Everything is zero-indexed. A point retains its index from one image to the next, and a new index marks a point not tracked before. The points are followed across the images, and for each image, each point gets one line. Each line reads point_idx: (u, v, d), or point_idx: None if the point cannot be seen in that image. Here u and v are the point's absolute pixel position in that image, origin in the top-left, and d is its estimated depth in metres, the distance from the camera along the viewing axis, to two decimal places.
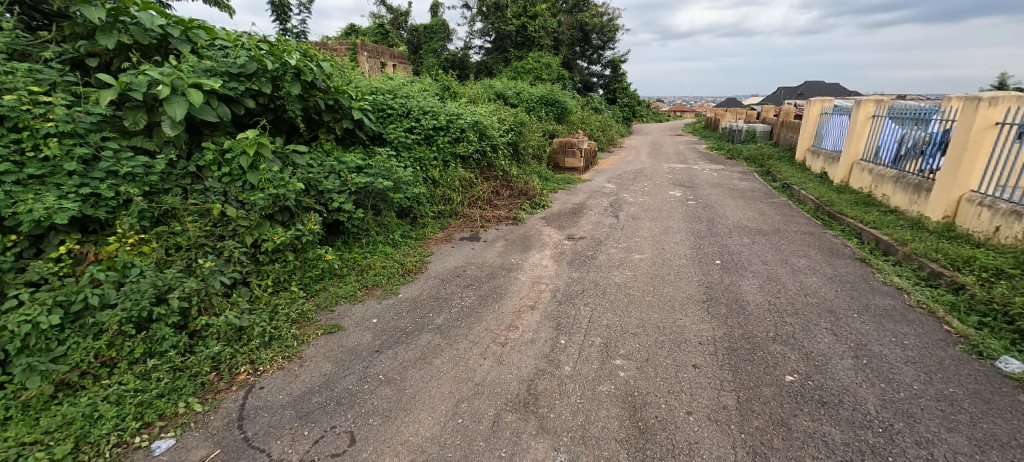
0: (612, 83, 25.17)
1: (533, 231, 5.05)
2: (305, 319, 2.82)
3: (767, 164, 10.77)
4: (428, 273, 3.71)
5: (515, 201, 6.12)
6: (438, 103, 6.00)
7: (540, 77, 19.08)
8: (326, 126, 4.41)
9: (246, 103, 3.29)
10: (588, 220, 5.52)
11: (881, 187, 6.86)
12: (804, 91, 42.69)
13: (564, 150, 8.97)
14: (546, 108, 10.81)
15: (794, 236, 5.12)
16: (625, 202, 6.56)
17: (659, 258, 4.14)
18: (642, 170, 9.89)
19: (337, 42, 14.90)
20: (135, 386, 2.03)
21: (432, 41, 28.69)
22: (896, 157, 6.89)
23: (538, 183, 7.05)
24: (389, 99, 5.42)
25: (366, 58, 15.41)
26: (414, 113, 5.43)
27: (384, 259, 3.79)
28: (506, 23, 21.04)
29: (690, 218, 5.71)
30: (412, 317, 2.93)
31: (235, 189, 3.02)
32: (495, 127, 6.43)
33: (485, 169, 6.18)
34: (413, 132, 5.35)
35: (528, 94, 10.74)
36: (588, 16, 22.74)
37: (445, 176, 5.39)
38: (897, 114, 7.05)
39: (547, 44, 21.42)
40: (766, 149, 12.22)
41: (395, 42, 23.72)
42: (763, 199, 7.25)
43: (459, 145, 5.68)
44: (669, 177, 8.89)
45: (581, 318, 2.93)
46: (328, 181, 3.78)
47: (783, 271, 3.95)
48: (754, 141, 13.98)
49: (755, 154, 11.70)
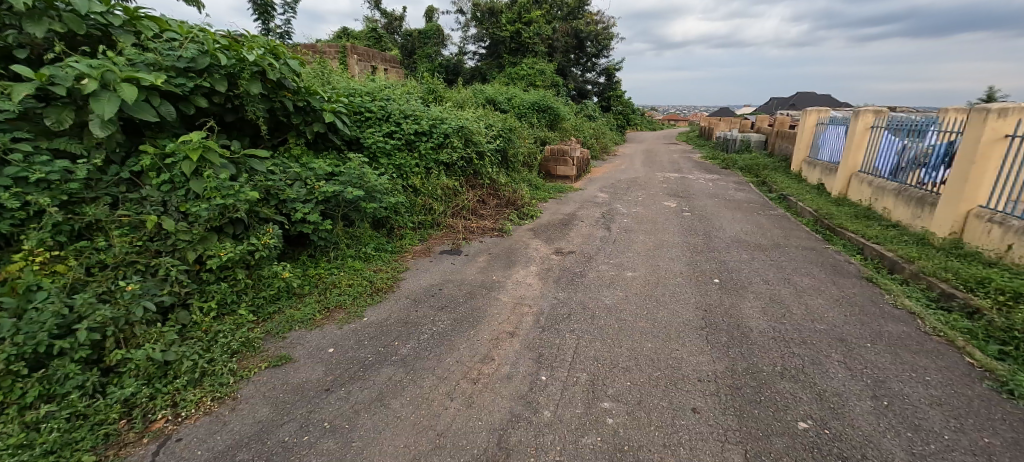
0: (607, 91, 25.06)
1: (519, 244, 4.72)
2: (249, 349, 2.46)
3: (762, 174, 10.56)
4: (399, 292, 3.35)
5: (502, 211, 5.80)
6: (421, 107, 5.68)
7: (534, 83, 18.92)
8: (296, 130, 4.07)
9: (196, 102, 2.96)
10: (578, 232, 5.21)
11: (881, 200, 6.62)
12: (797, 102, 42.96)
13: (556, 158, 8.72)
14: (538, 114, 10.56)
15: (795, 252, 4.84)
16: (618, 213, 6.26)
17: (653, 276, 3.83)
18: (636, 179, 9.67)
19: (327, 45, 14.61)
20: (18, 440, 1.65)
21: (426, 47, 28.54)
22: (896, 169, 6.68)
23: (527, 192, 6.74)
24: (367, 101, 5.08)
25: (357, 62, 15.14)
26: (394, 117, 5.10)
27: (352, 276, 3.44)
28: (500, 29, 20.89)
29: (686, 230, 5.42)
30: (374, 347, 2.58)
31: (177, 198, 2.67)
32: (482, 134, 6.12)
33: (471, 177, 5.85)
34: (392, 137, 5.02)
35: (520, 100, 10.48)
36: (582, 23, 22.65)
37: (427, 184, 5.06)
38: (897, 125, 6.84)
39: (541, 51, 21.28)
40: (761, 159, 12.04)
41: (389, 46, 23.49)
42: (761, 211, 6.99)
43: (442, 151, 5.35)
44: (663, 186, 8.63)
45: (565, 348, 2.60)
46: (292, 189, 3.44)
47: (786, 292, 3.66)
48: (748, 150, 13.82)
49: (750, 164, 11.49)
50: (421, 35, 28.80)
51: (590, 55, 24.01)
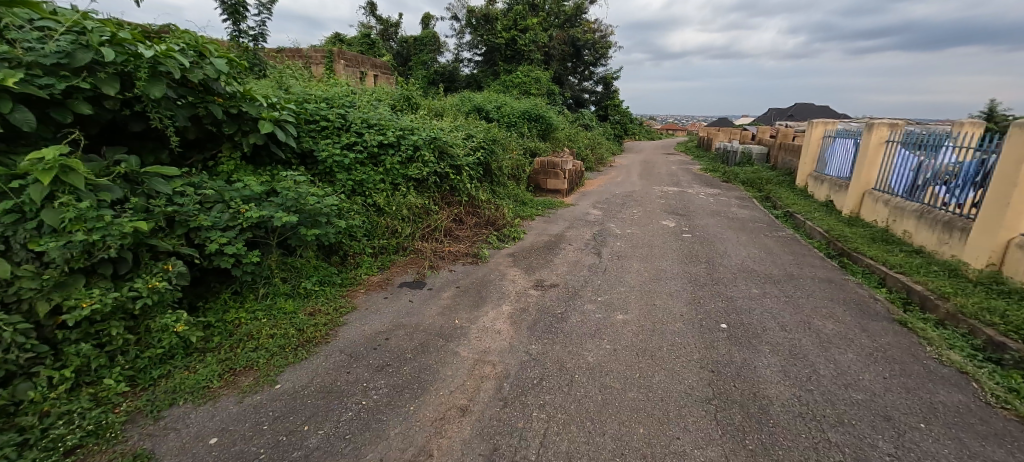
0: (604, 100, 24.62)
1: (494, 274, 4.09)
2: (104, 438, 1.86)
3: (766, 189, 9.99)
4: (334, 344, 2.71)
5: (480, 232, 5.18)
6: (390, 115, 5.08)
7: (529, 92, 18.44)
8: (230, 141, 3.54)
9: (76, 109, 2.38)
10: (564, 258, 4.59)
11: (900, 222, 6.02)
12: (796, 113, 42.54)
13: (546, 171, 8.15)
14: (529, 124, 9.99)
15: (811, 284, 4.24)
16: (611, 235, 5.65)
17: (648, 319, 3.21)
18: (632, 193, 9.08)
19: (313, 50, 14.09)
20: None
21: (422, 54, 28.15)
22: (913, 188, 6.12)
23: (511, 209, 6.13)
24: (325, 108, 4.48)
25: (345, 68, 14.63)
26: (356, 126, 4.49)
27: (279, 322, 2.82)
28: (495, 36, 20.45)
29: (686, 257, 4.81)
30: (275, 435, 1.94)
31: (25, 232, 2.04)
32: (460, 145, 5.51)
33: (446, 193, 5.23)
34: (353, 149, 4.41)
35: (510, 109, 9.91)
36: (579, 31, 22.23)
37: (392, 203, 4.44)
38: (914, 140, 6.28)
39: (537, 59, 20.83)
40: (764, 172, 11.48)
41: (382, 53, 23.05)
42: (767, 231, 6.40)
43: (411, 165, 4.74)
44: (661, 202, 8.05)
45: (529, 437, 1.96)
46: (207, 215, 2.83)
47: (808, 343, 3.03)
48: (750, 163, 13.26)
49: (753, 178, 10.92)
50: (417, 42, 28.40)
51: (588, 63, 23.58)
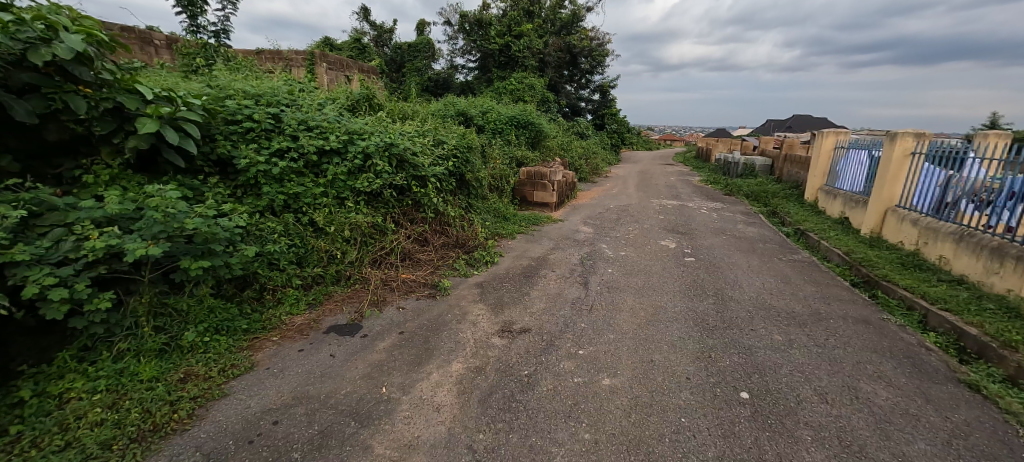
0: (601, 108, 24.02)
1: (452, 312, 3.29)
2: None
3: (772, 204, 9.24)
4: (194, 434, 1.89)
5: (447, 256, 4.39)
6: (340, 116, 4.29)
7: (522, 99, 17.80)
8: (114, 145, 2.81)
9: None
10: (542, 290, 3.80)
11: (932, 246, 5.26)
12: (795, 125, 42.13)
13: (533, 182, 7.37)
14: (517, 131, 9.26)
15: (842, 326, 3.46)
16: (602, 258, 4.87)
17: (642, 384, 2.42)
18: (627, 207, 8.32)
19: (294, 51, 13.37)
20: None
21: (416, 60, 27.58)
22: (940, 206, 5.42)
23: (487, 227, 5.35)
24: (252, 105, 3.68)
25: (329, 72, 13.91)
26: (290, 128, 3.70)
27: (122, 398, 2.00)
28: (489, 42, 19.82)
29: (690, 288, 4.02)
30: None
31: None
32: (426, 152, 4.71)
33: (408, 209, 4.44)
34: (284, 156, 3.61)
35: (497, 114, 9.15)
36: (576, 38, 21.61)
37: (333, 223, 3.64)
38: (939, 152, 5.57)
39: (533, 66, 20.19)
40: (769, 185, 10.75)
41: (373, 58, 22.42)
42: (780, 253, 5.63)
43: (360, 175, 3.94)
44: (659, 218, 7.29)
45: None
46: (38, 246, 2.06)
47: (860, 424, 2.23)
48: (753, 175, 12.55)
49: (758, 192, 10.18)
50: (411, 48, 27.81)
51: (585, 71, 22.95)
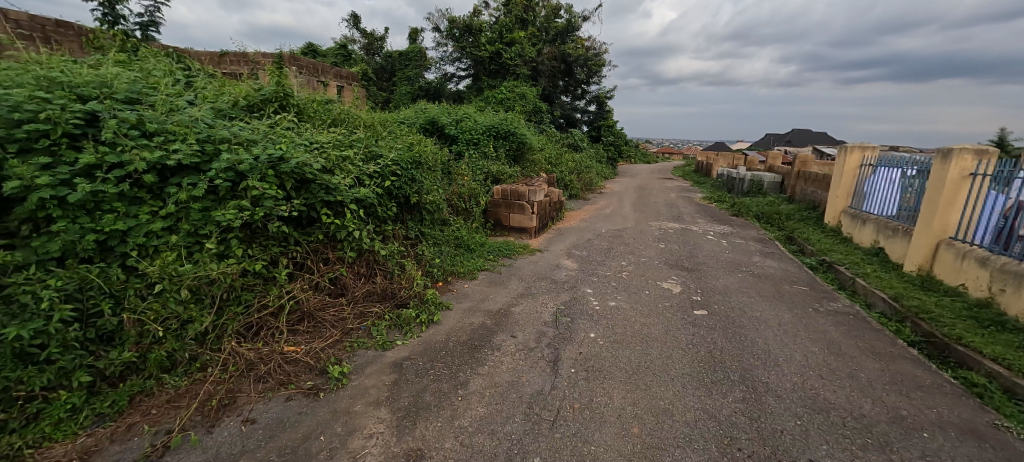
0: (598, 120, 23.03)
1: (330, 429, 2.05)
2: None
3: (788, 228, 8.07)
4: None
5: (366, 314, 3.17)
6: (219, 118, 3.09)
7: (513, 109, 16.74)
8: None
9: None
10: (489, 376, 2.57)
11: (1014, 296, 4.05)
12: (795, 140, 41.41)
13: (508, 203, 6.18)
14: (497, 141, 8.10)
15: (945, 447, 2.23)
16: (584, 310, 3.66)
17: None
18: (622, 231, 7.14)
19: (262, 54, 12.27)
20: None
21: (406, 68, 26.66)
22: (1013, 242, 4.25)
23: (437, 267, 4.17)
24: (60, 98, 2.49)
25: (300, 77, 12.80)
26: (115, 132, 2.50)
27: None
28: (479, 49, 18.82)
29: (705, 367, 2.81)
30: None
31: None
32: (347, 168, 3.49)
33: (317, 248, 3.26)
34: (100, 176, 2.41)
35: (473, 123, 7.99)
36: (571, 47, 20.62)
37: (171, 274, 2.42)
38: (1010, 177, 4.39)
39: (525, 75, 19.17)
40: (782, 205, 9.58)
41: (359, 65, 21.42)
42: (813, 299, 4.43)
43: (227, 203, 2.72)
44: (659, 247, 6.11)
45: None
46: None
47: None
48: (761, 193, 11.41)
49: (770, 213, 9.00)
50: (402, 56, 26.88)
51: (580, 81, 21.95)
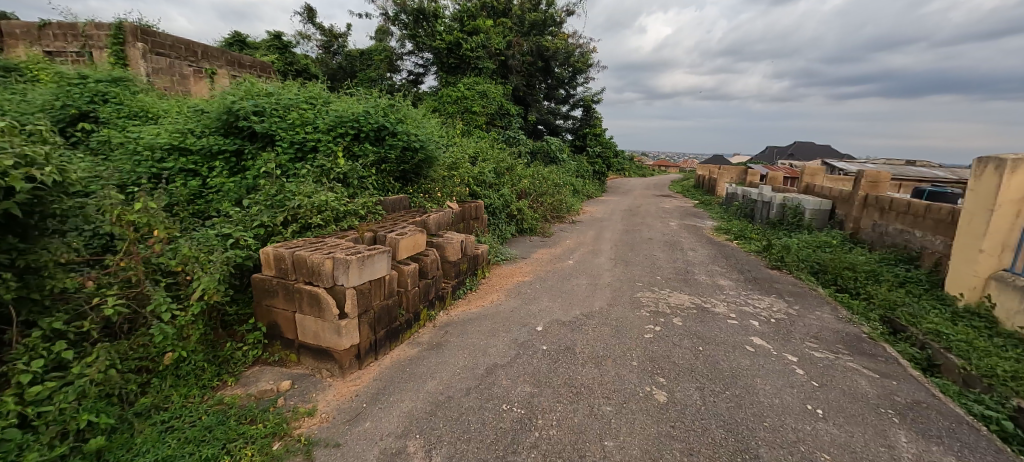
0: (583, 128, 19.57)
1: None
2: None
3: (882, 305, 4.53)
4: None
5: None
6: None
7: (469, 111, 13.25)
8: None
9: None
10: None
11: None
12: (799, 152, 38.29)
13: (290, 291, 2.55)
14: (362, 144, 4.45)
15: None
16: None
17: None
18: (577, 325, 3.53)
19: (96, 26, 8.73)
20: None
21: (367, 69, 23.26)
22: None
23: None
24: None
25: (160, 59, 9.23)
26: None
27: None
28: (435, 39, 15.36)
29: None
30: None
31: None
32: None
33: None
34: None
35: (314, 115, 4.40)
36: (549, 40, 17.08)
37: None
38: None
39: (491, 71, 15.74)
40: (849, 253, 6.04)
41: (298, 60, 17.95)
42: None
43: None
44: (651, 398, 2.50)
45: None
46: None
47: None
48: (802, 226, 7.86)
49: (837, 267, 5.45)
50: (362, 54, 23.40)
51: (561, 81, 18.49)
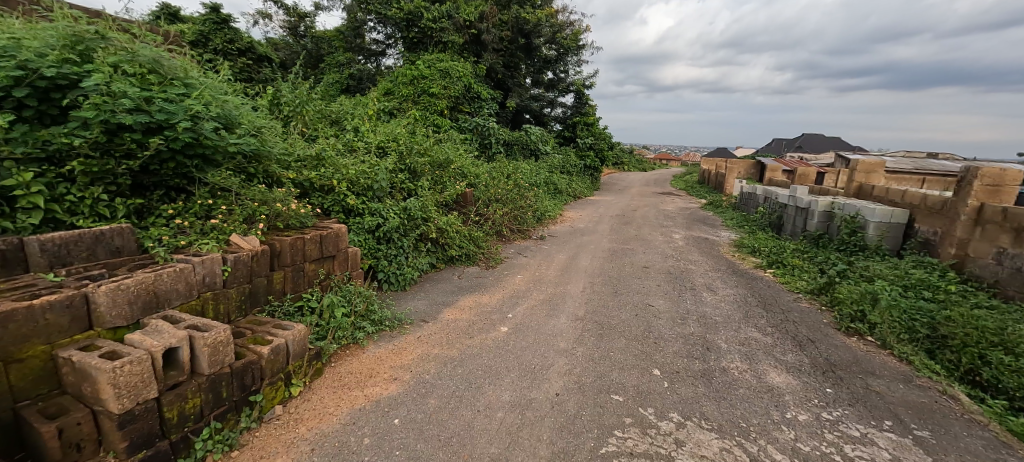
0: (573, 116, 17.08)
1: None
2: None
3: None
4: None
5: None
6: None
7: (426, 93, 10.82)
8: None
9: None
10: None
11: None
12: (808, 145, 35.81)
13: None
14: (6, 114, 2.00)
15: None
16: None
17: None
18: None
19: None
20: None
21: (334, 51, 20.75)
22: None
23: None
24: None
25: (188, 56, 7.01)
26: None
27: None
28: (392, 7, 12.85)
29: None
30: None
31: None
32: None
33: None
34: None
35: None
36: (531, 11, 14.52)
37: None
38: None
39: (460, 47, 13.20)
40: (973, 305, 3.63)
41: None
42: None
43: None
44: None
45: None
46: None
47: None
48: (863, 247, 5.44)
49: (974, 340, 3.04)
50: (327, 34, 20.68)
51: (546, 61, 15.92)
